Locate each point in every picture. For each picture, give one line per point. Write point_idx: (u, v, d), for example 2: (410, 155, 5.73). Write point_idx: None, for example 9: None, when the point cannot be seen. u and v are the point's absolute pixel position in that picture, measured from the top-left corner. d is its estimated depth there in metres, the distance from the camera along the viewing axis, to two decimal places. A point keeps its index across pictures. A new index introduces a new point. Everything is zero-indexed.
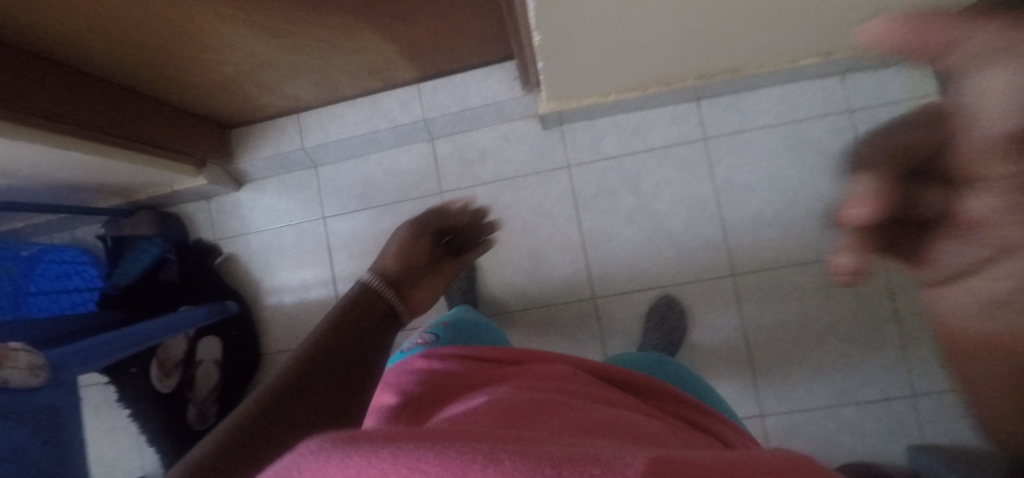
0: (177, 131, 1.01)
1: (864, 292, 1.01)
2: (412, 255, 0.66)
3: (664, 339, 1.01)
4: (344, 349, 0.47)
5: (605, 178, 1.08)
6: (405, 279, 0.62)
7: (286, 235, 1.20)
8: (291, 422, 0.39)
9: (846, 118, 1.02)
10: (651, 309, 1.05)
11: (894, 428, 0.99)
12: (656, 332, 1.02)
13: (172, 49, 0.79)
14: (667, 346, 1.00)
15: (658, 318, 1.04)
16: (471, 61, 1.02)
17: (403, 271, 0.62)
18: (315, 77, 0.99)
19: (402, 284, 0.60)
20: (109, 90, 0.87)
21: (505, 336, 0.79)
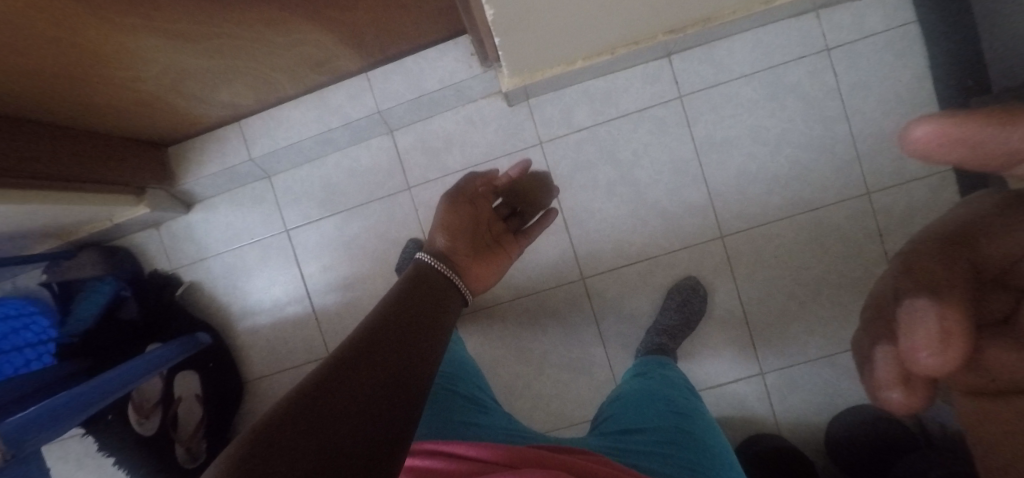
0: (105, 160, 0.90)
1: (853, 237, 1.00)
2: (463, 219, 0.69)
3: (683, 323, 0.97)
4: (382, 359, 0.38)
5: (581, 151, 1.02)
6: (463, 244, 0.66)
7: (250, 254, 1.12)
8: (331, 422, 0.29)
9: (824, 58, 0.97)
10: (674, 289, 1.01)
11: None
12: (676, 314, 0.97)
13: (75, 72, 0.69)
14: (686, 328, 0.98)
15: (678, 300, 0.99)
16: (421, 41, 0.93)
17: (457, 236, 0.66)
18: (250, 80, 0.89)
19: (459, 247, 0.66)
20: (14, 125, 0.75)
21: (480, 373, 0.77)
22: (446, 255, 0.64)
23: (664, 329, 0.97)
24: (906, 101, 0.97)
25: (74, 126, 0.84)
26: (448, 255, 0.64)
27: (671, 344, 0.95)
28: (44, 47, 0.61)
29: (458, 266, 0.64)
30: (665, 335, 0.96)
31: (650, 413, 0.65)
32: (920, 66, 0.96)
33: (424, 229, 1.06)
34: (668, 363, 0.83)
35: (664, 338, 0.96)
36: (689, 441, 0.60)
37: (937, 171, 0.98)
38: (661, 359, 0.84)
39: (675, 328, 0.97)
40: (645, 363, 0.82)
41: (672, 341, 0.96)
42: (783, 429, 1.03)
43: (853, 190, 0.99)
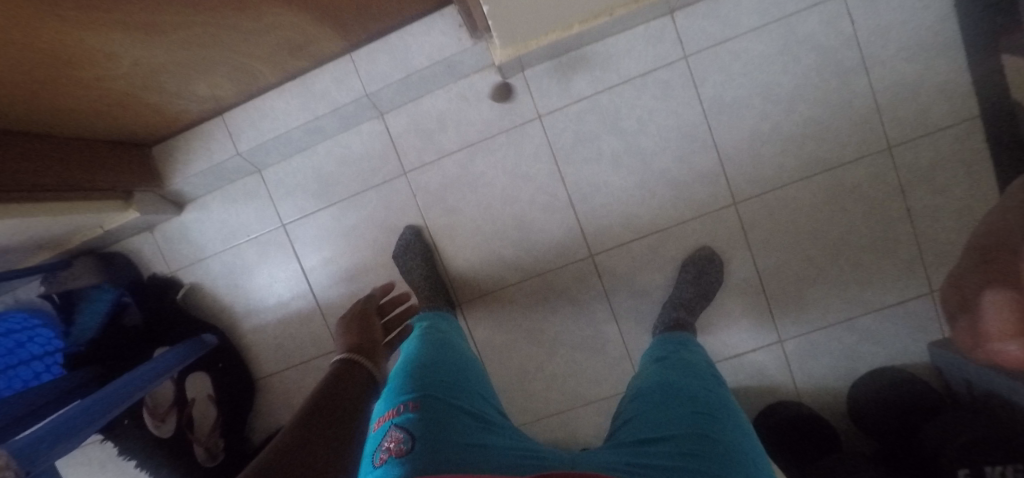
0: (87, 165, 0.86)
1: (872, 195, 0.95)
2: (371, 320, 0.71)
3: (700, 294, 0.94)
4: (314, 466, 0.36)
5: (582, 122, 0.96)
6: (375, 336, 0.67)
7: (248, 253, 1.09)
8: None
9: (840, 3, 0.90)
10: (688, 261, 0.97)
11: (909, 326, 0.99)
12: (692, 287, 0.94)
13: (39, 78, 0.64)
14: (703, 299, 0.95)
15: (695, 272, 0.95)
16: (403, 14, 0.87)
17: (367, 329, 0.68)
18: (227, 72, 0.84)
19: (370, 336, 0.66)
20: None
21: (482, 380, 0.71)
22: (356, 342, 0.64)
23: (680, 302, 0.94)
24: (928, 45, 0.90)
25: (51, 131, 0.80)
26: (360, 339, 0.64)
27: (688, 316, 0.92)
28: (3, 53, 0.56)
29: (371, 352, 0.63)
30: (682, 308, 0.93)
31: (669, 419, 0.60)
32: (943, 5, 0.89)
33: (424, 216, 1.02)
34: (686, 340, 0.84)
35: (682, 311, 0.93)
36: (714, 450, 0.53)
37: (963, 118, 0.92)
38: (679, 338, 0.85)
39: (692, 300, 0.94)
40: (664, 343, 0.84)
41: (691, 314, 0.93)
42: (803, 395, 1.02)
43: (873, 145, 0.94)
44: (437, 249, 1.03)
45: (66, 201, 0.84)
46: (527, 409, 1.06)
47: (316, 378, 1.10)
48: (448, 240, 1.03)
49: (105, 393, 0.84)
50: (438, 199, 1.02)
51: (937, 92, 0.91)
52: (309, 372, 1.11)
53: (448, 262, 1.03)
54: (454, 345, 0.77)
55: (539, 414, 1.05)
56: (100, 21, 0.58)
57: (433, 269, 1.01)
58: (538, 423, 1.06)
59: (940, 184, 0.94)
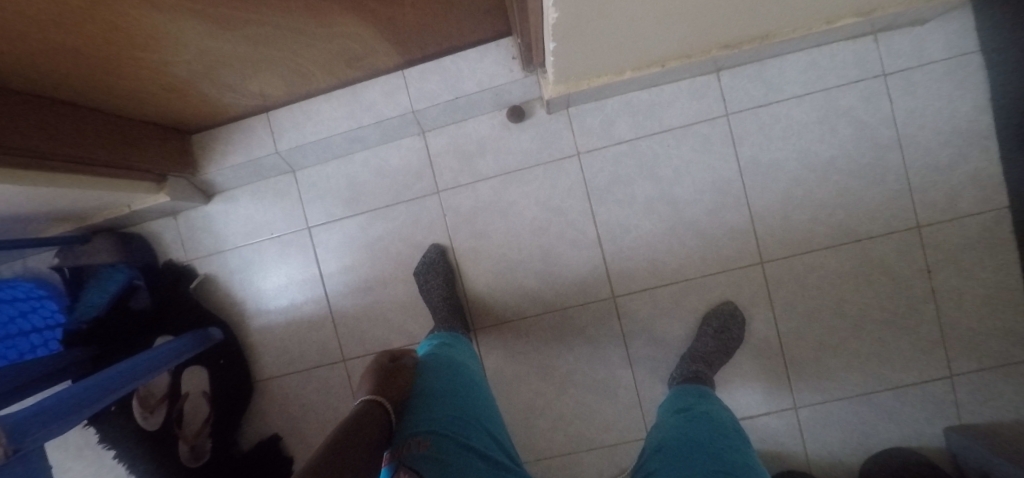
0: (130, 145, 0.87)
1: (898, 272, 0.96)
2: (404, 368, 0.66)
3: (720, 349, 0.93)
4: None
5: (619, 165, 0.98)
6: (402, 388, 0.62)
7: (269, 252, 1.08)
8: None
9: (880, 83, 0.93)
10: (709, 315, 0.97)
11: (927, 408, 0.97)
12: (713, 342, 0.93)
13: (107, 54, 0.66)
14: (722, 356, 0.93)
15: (716, 327, 0.95)
16: (461, 40, 0.89)
17: (397, 379, 0.63)
18: (282, 73, 0.86)
19: (397, 387, 0.62)
20: (41, 103, 0.72)
21: (502, 417, 0.70)
22: (382, 381, 0.62)
23: (698, 356, 0.93)
24: (962, 134, 0.93)
25: (105, 108, 0.81)
26: (388, 390, 0.60)
27: (707, 371, 0.91)
28: (74, 24, 0.57)
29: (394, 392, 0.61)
30: (700, 362, 0.92)
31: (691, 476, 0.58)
32: (981, 96, 0.92)
33: (451, 236, 1.02)
34: (705, 392, 0.82)
35: (701, 365, 0.91)
36: None
37: (992, 207, 0.93)
38: (698, 389, 0.83)
39: (711, 355, 0.93)
40: (683, 395, 0.82)
41: (709, 369, 0.92)
42: (813, 467, 0.99)
43: (902, 222, 0.95)
44: (459, 271, 1.03)
45: (100, 177, 0.84)
46: (530, 447, 1.03)
47: (316, 387, 1.08)
48: (472, 264, 1.02)
49: (102, 378, 0.81)
50: (468, 222, 1.02)
51: (968, 179, 0.93)
52: (310, 380, 1.08)
53: (469, 285, 1.03)
54: (468, 370, 0.74)
55: (541, 453, 1.03)
56: (180, 8, 0.60)
57: (453, 291, 1.00)
58: (539, 462, 1.03)
59: (967, 268, 0.94)
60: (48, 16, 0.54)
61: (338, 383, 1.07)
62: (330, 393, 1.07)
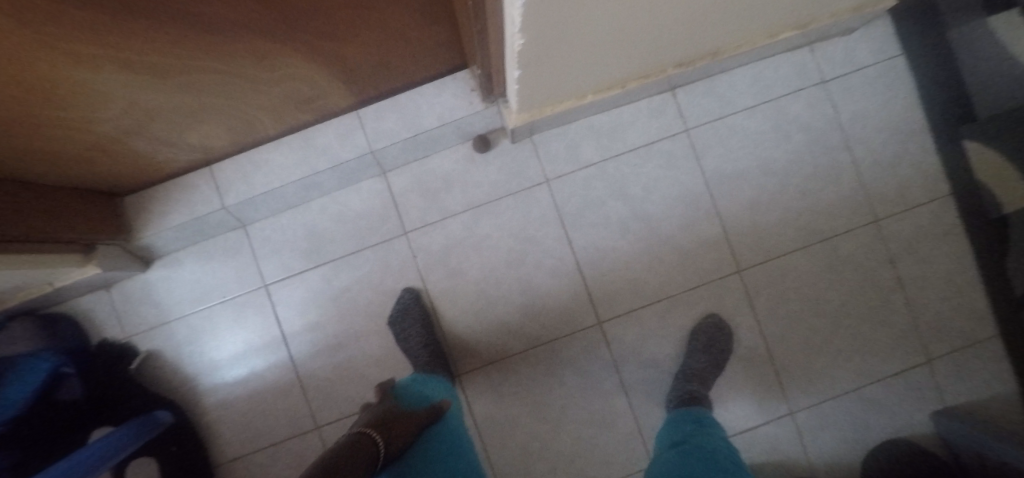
0: (53, 215, 0.77)
1: (866, 265, 0.99)
2: (411, 415, 0.67)
3: (712, 364, 0.92)
4: None
5: (590, 188, 0.97)
6: (404, 429, 0.64)
7: (223, 317, 0.98)
8: None
9: (822, 89, 0.99)
10: (696, 330, 0.95)
11: (913, 396, 0.98)
12: (703, 357, 0.92)
13: (17, 117, 0.58)
14: (715, 370, 0.93)
15: (704, 341, 0.94)
16: (417, 75, 0.87)
17: (401, 419, 0.65)
18: (227, 122, 0.79)
19: (399, 427, 0.63)
20: None
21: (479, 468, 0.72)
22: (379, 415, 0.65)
23: (691, 374, 0.91)
24: (899, 130, 0.99)
25: (23, 175, 0.71)
26: (392, 423, 0.63)
27: (700, 389, 0.90)
28: None
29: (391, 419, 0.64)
30: (694, 380, 0.91)
31: None
32: (909, 95, 0.99)
33: (424, 278, 0.97)
34: (703, 415, 0.83)
35: (694, 383, 0.91)
36: None
37: (936, 196, 0.99)
38: (697, 413, 0.83)
39: (704, 371, 0.92)
40: (682, 421, 0.81)
41: (702, 387, 0.91)
42: (819, 472, 0.97)
43: (862, 217, 0.99)
44: (436, 314, 0.97)
45: (22, 255, 0.73)
46: None
47: (287, 462, 0.96)
48: (449, 305, 0.97)
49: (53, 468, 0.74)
50: (440, 261, 0.97)
51: (912, 171, 0.99)
52: (279, 455, 0.96)
53: (448, 328, 0.97)
54: (451, 421, 0.75)
55: None
56: (106, 56, 0.53)
57: (432, 338, 0.94)
58: None
59: (925, 255, 0.99)
60: None
61: (312, 455, 0.96)
62: (304, 467, 0.96)
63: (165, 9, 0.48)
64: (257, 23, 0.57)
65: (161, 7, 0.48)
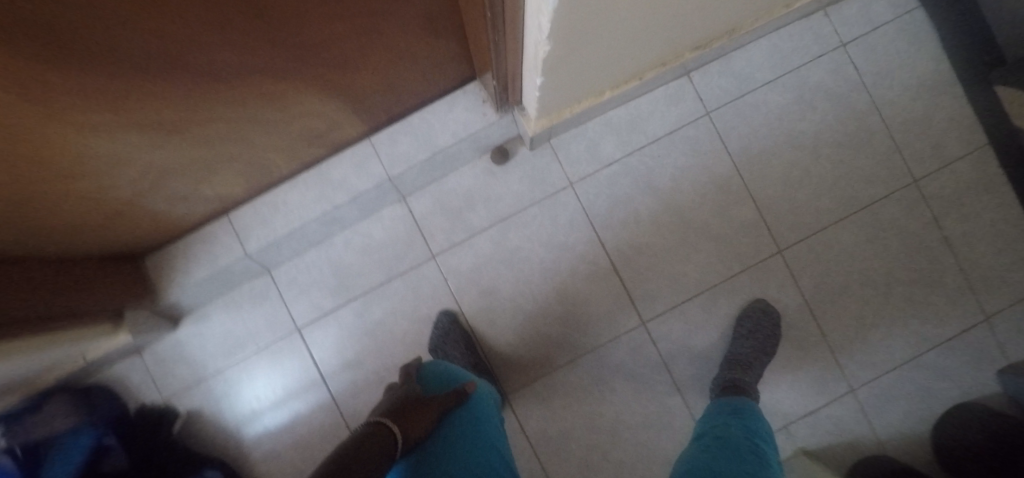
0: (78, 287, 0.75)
1: (910, 228, 0.95)
2: (430, 400, 0.62)
3: (759, 349, 0.88)
4: None
5: (616, 185, 0.94)
6: (427, 416, 0.60)
7: (259, 365, 0.96)
8: None
9: (842, 53, 0.95)
10: (741, 316, 0.92)
11: (977, 357, 0.94)
12: (749, 342, 0.88)
13: (34, 197, 0.55)
14: (763, 357, 0.88)
15: (749, 327, 0.90)
16: (427, 94, 0.84)
17: (424, 405, 0.61)
18: (242, 169, 0.77)
19: (422, 414, 0.59)
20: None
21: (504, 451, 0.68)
22: (400, 400, 0.61)
23: (736, 360, 0.87)
24: (927, 85, 0.95)
25: (43, 253, 0.68)
26: (413, 411, 0.59)
27: (747, 375, 0.84)
28: None
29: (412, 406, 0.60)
30: (738, 365, 0.85)
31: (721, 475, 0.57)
32: (933, 47, 0.96)
33: (458, 299, 0.94)
34: (748, 408, 0.75)
35: (739, 369, 0.85)
36: None
37: (974, 147, 0.95)
38: (736, 402, 0.76)
39: (750, 357, 0.87)
40: (720, 411, 0.75)
41: (749, 374, 0.85)
42: (889, 447, 0.94)
43: (900, 180, 0.95)
44: (476, 335, 0.94)
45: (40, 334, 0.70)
46: None
47: None
48: (487, 324, 0.94)
49: None
50: (473, 281, 0.94)
51: (946, 125, 0.95)
52: None
53: (489, 348, 0.94)
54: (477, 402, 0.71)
55: None
56: (115, 118, 0.51)
57: (477, 357, 0.92)
58: None
59: (970, 209, 0.95)
60: None
61: None
62: None
63: (169, 59, 0.46)
64: (263, 62, 0.55)
65: (165, 56, 0.46)
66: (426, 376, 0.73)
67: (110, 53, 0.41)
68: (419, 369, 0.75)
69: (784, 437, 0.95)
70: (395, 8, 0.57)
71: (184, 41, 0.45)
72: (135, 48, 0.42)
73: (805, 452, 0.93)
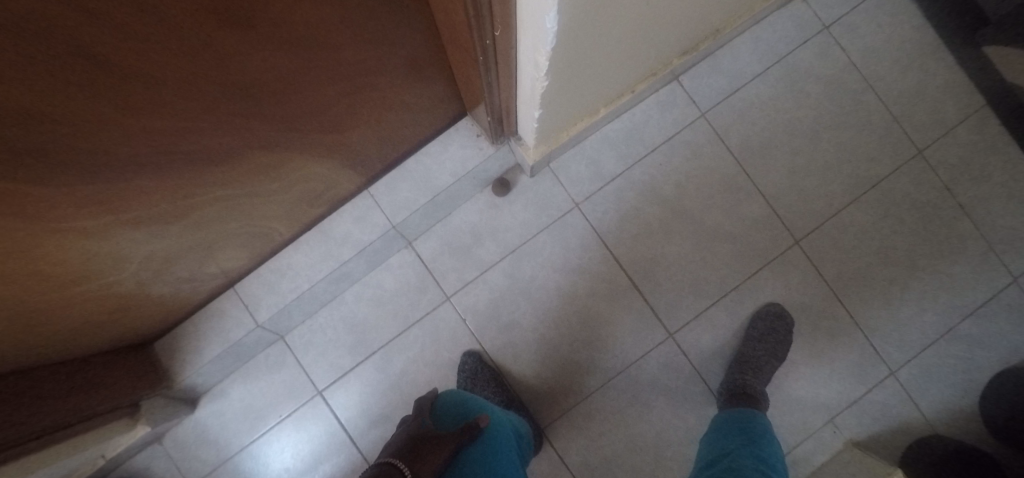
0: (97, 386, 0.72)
1: (923, 200, 0.94)
2: (443, 438, 0.57)
3: (770, 353, 0.87)
4: None
5: (622, 199, 0.92)
6: (438, 457, 0.54)
7: (284, 435, 0.93)
8: None
9: (827, 35, 0.95)
10: (752, 319, 0.90)
11: (1015, 321, 0.92)
12: (761, 346, 0.86)
13: (39, 309, 0.53)
14: (773, 360, 0.87)
15: (762, 330, 0.88)
16: (420, 136, 0.83)
17: (435, 446, 0.55)
18: (245, 240, 0.75)
19: (432, 455, 0.53)
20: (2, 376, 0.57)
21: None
22: (408, 440, 0.55)
23: (745, 363, 0.86)
24: (916, 55, 0.95)
25: (58, 358, 0.65)
26: (422, 452, 0.53)
27: (755, 380, 0.84)
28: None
29: (422, 446, 0.54)
30: (748, 370, 0.85)
31: None
32: (914, 17, 0.96)
33: (480, 338, 0.92)
34: (757, 423, 0.75)
35: (749, 374, 0.85)
36: None
37: (973, 110, 0.94)
38: (746, 417, 0.76)
39: (759, 361, 0.86)
40: (728, 429, 0.75)
41: (758, 379, 0.85)
42: (941, 427, 0.91)
43: (904, 153, 0.94)
44: (503, 371, 0.92)
45: (68, 438, 0.67)
46: None
47: None
48: (513, 359, 0.92)
49: None
50: (491, 317, 0.92)
51: (942, 92, 0.95)
52: None
53: (518, 384, 0.92)
54: (493, 433, 0.67)
55: None
56: (112, 216, 0.49)
57: (509, 394, 0.89)
58: None
59: (981, 173, 0.94)
60: None
61: None
62: None
63: (165, 149, 0.46)
64: (257, 136, 0.54)
65: (159, 147, 0.45)
66: (439, 413, 0.69)
67: (105, 154, 0.40)
68: (433, 401, 0.71)
69: (832, 432, 0.91)
70: (379, 58, 0.56)
71: (176, 128, 0.44)
72: (128, 143, 0.41)
73: (856, 444, 0.90)
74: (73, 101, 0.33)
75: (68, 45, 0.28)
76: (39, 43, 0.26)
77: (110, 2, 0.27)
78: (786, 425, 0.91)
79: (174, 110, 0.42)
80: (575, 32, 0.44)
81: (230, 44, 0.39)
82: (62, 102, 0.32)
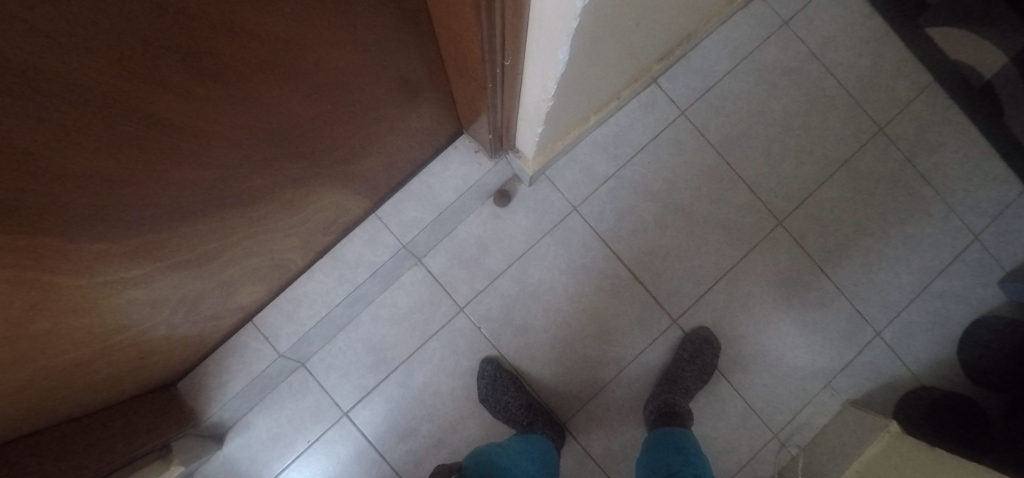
0: (144, 427, 0.74)
1: (889, 173, 1.02)
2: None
3: (696, 374, 0.92)
4: None
5: (617, 198, 0.98)
6: None
7: (314, 460, 0.95)
8: None
9: (786, 30, 1.03)
10: (683, 341, 0.96)
11: (980, 274, 1.01)
12: (689, 366, 0.92)
13: (90, 354, 0.55)
14: (698, 381, 0.93)
15: (691, 351, 0.93)
16: (422, 157, 0.87)
17: None
18: (266, 273, 0.78)
19: None
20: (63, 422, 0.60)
21: None
22: None
23: (674, 383, 0.91)
24: (868, 40, 1.04)
25: (107, 402, 0.67)
26: None
27: (682, 399, 0.90)
28: (55, 343, 0.47)
29: None
30: (676, 389, 0.90)
31: None
32: (863, 8, 1.04)
33: (496, 345, 0.96)
34: (687, 442, 0.82)
35: (677, 393, 0.90)
36: None
37: (923, 87, 1.03)
38: (678, 437, 0.82)
39: (686, 381, 0.92)
40: (662, 450, 0.81)
41: (684, 397, 0.91)
42: (926, 379, 0.99)
43: (867, 131, 1.02)
44: (521, 373, 0.96)
45: (128, 476, 0.69)
46: None
47: None
48: (529, 361, 0.96)
49: None
50: (505, 322, 0.96)
51: (894, 73, 1.03)
52: None
53: (538, 383, 0.96)
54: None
55: None
56: (162, 258, 0.51)
57: (529, 396, 0.93)
58: None
59: (937, 142, 1.02)
60: (31, 354, 0.44)
61: None
62: None
63: (207, 196, 0.49)
64: (283, 175, 0.58)
65: (202, 195, 0.48)
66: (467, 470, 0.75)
67: (157, 206, 0.44)
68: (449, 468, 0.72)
69: (830, 394, 0.98)
70: (390, 91, 0.61)
71: (218, 176, 0.47)
72: (179, 194, 0.45)
73: (853, 403, 0.97)
74: (137, 163, 0.36)
75: (137, 111, 0.31)
76: (117, 111, 0.30)
77: (181, 71, 0.32)
78: (790, 393, 0.98)
79: (218, 161, 0.45)
80: (578, 53, 0.49)
81: (271, 95, 0.44)
82: (131, 163, 0.35)
